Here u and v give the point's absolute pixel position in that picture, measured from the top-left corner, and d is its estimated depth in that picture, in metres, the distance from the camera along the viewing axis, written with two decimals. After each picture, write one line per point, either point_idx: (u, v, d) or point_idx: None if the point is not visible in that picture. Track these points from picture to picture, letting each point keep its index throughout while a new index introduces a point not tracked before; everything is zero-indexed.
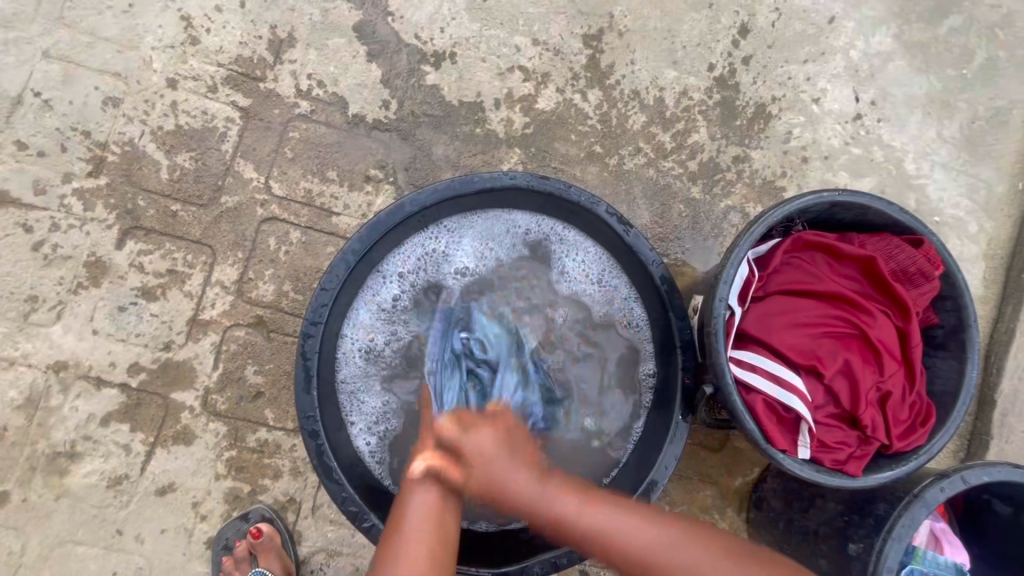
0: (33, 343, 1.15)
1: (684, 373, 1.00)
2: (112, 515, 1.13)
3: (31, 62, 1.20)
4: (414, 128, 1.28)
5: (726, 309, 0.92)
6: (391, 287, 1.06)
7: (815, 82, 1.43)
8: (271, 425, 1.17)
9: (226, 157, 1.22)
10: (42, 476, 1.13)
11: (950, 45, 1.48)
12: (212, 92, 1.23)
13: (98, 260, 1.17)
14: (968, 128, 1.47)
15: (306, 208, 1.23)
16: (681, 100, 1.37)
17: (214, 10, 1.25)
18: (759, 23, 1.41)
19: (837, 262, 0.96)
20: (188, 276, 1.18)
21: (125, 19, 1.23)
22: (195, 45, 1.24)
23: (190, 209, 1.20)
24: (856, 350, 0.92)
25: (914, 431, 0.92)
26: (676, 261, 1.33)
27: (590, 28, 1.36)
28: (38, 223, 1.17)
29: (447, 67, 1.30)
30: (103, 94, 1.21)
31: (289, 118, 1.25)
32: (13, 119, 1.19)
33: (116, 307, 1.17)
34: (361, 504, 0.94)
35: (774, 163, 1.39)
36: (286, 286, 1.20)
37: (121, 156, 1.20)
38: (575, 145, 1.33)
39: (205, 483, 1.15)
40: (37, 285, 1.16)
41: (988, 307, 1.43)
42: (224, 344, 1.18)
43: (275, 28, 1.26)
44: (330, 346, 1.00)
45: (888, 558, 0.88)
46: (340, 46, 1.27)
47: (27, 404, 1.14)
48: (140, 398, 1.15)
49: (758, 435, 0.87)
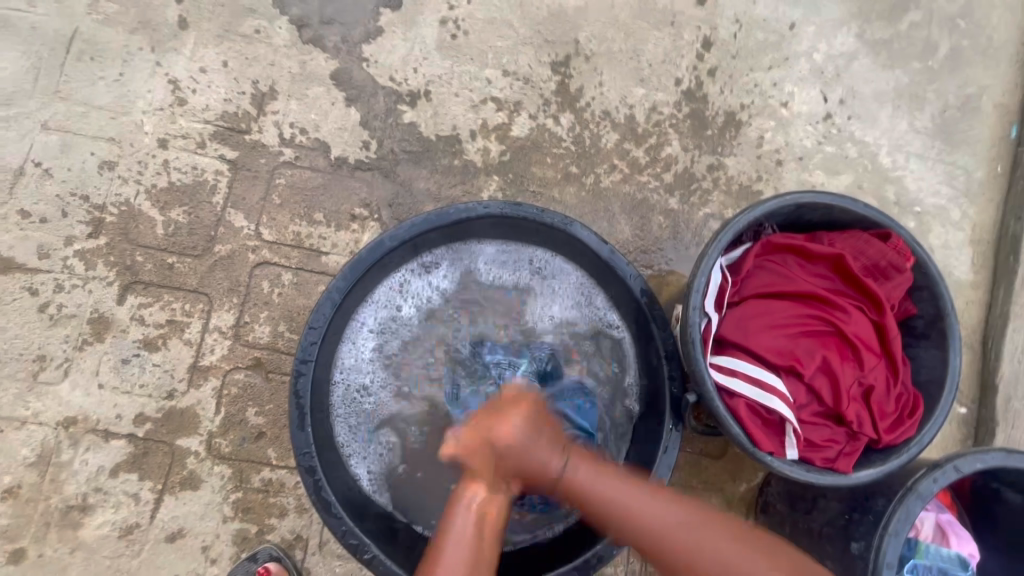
0: (43, 402, 1.19)
1: (672, 382, 1.01)
2: (125, 565, 1.15)
3: (32, 135, 1.28)
4: (394, 165, 1.33)
5: (701, 316, 0.94)
6: (379, 315, 1.11)
7: (782, 87, 1.46)
8: (274, 464, 1.19)
9: (217, 209, 1.28)
10: (56, 530, 1.16)
11: (913, 39, 1.51)
12: (201, 148, 1.29)
13: (101, 316, 1.22)
14: (940, 117, 1.50)
15: (296, 250, 1.27)
16: (652, 116, 1.41)
17: (199, 71, 1.32)
18: (721, 35, 1.46)
19: (808, 262, 0.97)
20: (187, 325, 1.23)
21: (116, 87, 1.31)
22: (182, 105, 1.31)
23: (185, 261, 1.25)
24: (833, 347, 0.92)
25: (903, 423, 0.92)
26: (661, 271, 1.35)
27: (557, 55, 1.41)
28: (44, 285, 1.22)
29: (422, 105, 1.35)
30: (98, 159, 1.27)
31: (275, 166, 1.30)
32: (16, 190, 1.25)
33: (120, 360, 1.21)
34: (361, 537, 0.95)
35: (748, 167, 1.41)
36: (281, 326, 1.24)
37: (118, 216, 1.26)
38: (551, 167, 1.37)
39: (213, 526, 1.17)
40: (44, 344, 1.21)
41: (981, 292, 1.43)
42: (225, 388, 1.21)
43: (257, 83, 1.33)
44: (323, 380, 1.03)
45: (887, 555, 0.88)
46: (319, 93, 1.34)
47: (39, 461, 1.17)
48: (147, 447, 1.19)
49: (743, 439, 0.88)
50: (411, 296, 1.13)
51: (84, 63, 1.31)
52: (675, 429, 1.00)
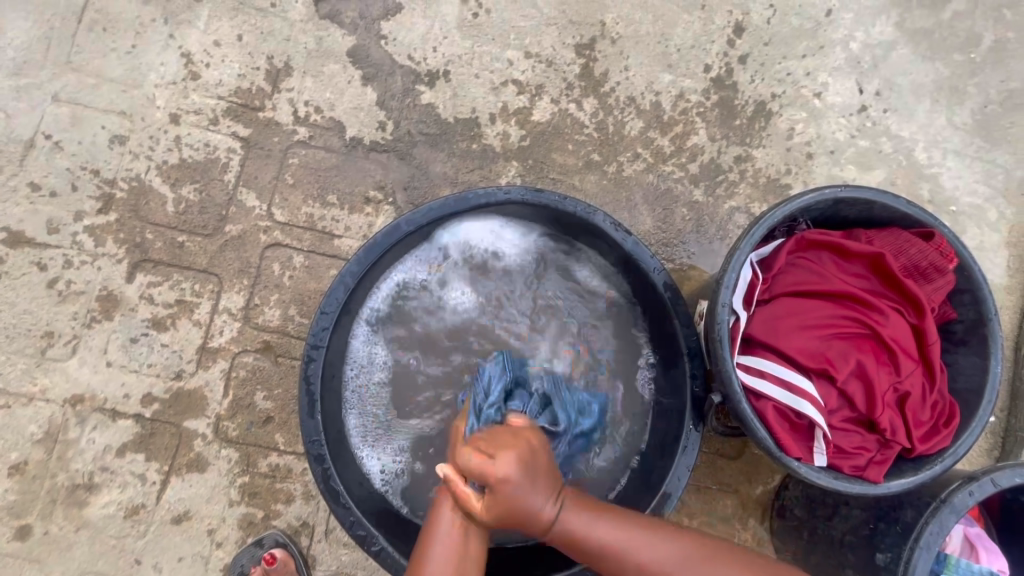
0: (51, 378, 1.17)
1: (693, 380, 0.97)
2: (130, 545, 1.14)
3: (42, 107, 1.25)
4: (411, 148, 1.29)
5: (729, 313, 0.90)
6: (396, 293, 1.10)
7: (816, 77, 1.40)
8: (281, 449, 1.18)
9: (228, 187, 1.25)
10: (62, 508, 1.14)
11: (955, 30, 1.44)
12: (213, 124, 1.26)
13: (110, 293, 1.20)
14: (980, 113, 1.43)
15: (308, 232, 1.24)
16: (678, 104, 1.35)
17: (213, 45, 1.28)
18: (754, 21, 1.40)
19: (845, 260, 0.93)
20: (196, 305, 1.21)
21: (129, 60, 1.27)
22: (196, 80, 1.27)
23: (196, 240, 1.22)
24: (868, 350, 0.88)
25: (937, 432, 0.88)
26: (682, 266, 1.31)
27: (582, 38, 1.35)
28: (53, 260, 1.20)
29: (441, 85, 1.31)
30: (110, 133, 1.25)
31: (289, 145, 1.27)
32: (26, 162, 1.23)
33: (128, 339, 1.19)
34: (370, 528, 0.93)
35: (778, 160, 1.36)
36: (291, 310, 1.21)
37: (129, 191, 1.23)
38: (572, 154, 1.32)
39: (220, 509, 1.16)
40: (52, 321, 1.18)
41: (1015, 297, 1.38)
42: (233, 370, 1.19)
43: (272, 59, 1.29)
44: (333, 366, 1.00)
45: (916, 569, 0.84)
46: (335, 71, 1.29)
47: (45, 438, 1.15)
48: (154, 428, 1.17)
49: (769, 443, 0.84)
50: (431, 273, 1.11)
51: (96, 33, 1.28)
52: (693, 428, 0.96)
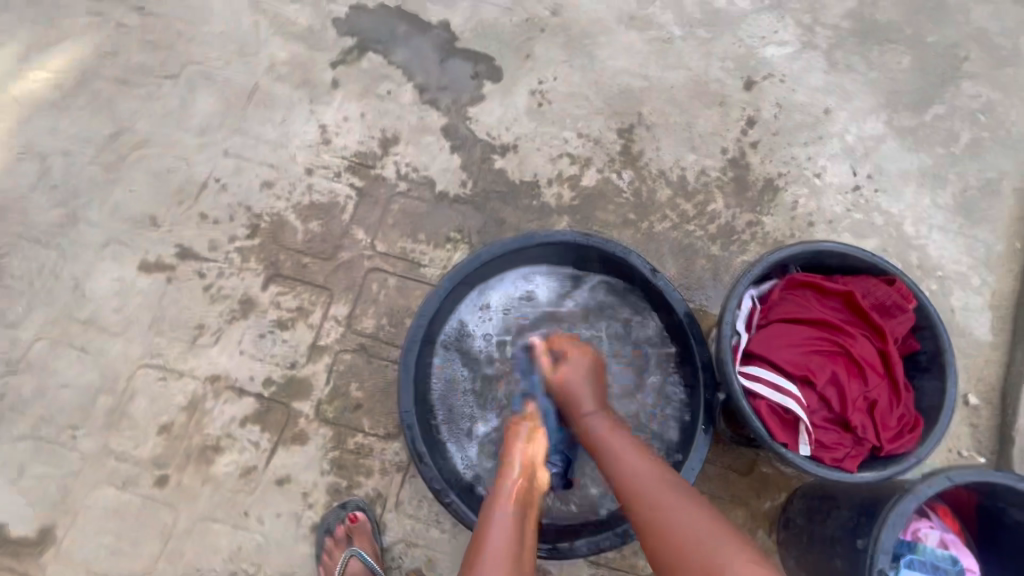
0: (197, 360, 1.50)
1: (706, 388, 1.23)
2: (242, 499, 1.41)
3: (216, 158, 1.67)
4: (485, 201, 1.64)
5: (733, 333, 1.16)
6: (471, 307, 1.41)
7: (815, 161, 1.71)
8: (366, 431, 1.45)
9: (345, 224, 1.61)
10: (193, 464, 1.43)
11: (936, 129, 1.75)
12: (337, 176, 1.65)
13: (249, 298, 1.55)
14: (961, 196, 1.70)
15: (401, 261, 1.59)
16: (700, 177, 1.68)
17: (343, 119, 1.70)
18: (764, 116, 1.74)
19: (825, 297, 1.19)
20: (311, 312, 1.54)
21: (281, 128, 1.70)
22: (328, 144, 1.68)
23: (317, 262, 1.58)
24: (842, 365, 1.12)
25: (903, 437, 1.10)
26: (700, 306, 1.58)
27: (624, 124, 1.72)
28: (210, 271, 1.57)
29: (512, 156, 1.68)
30: (262, 179, 1.65)
31: (393, 194, 1.64)
32: (200, 198, 1.63)
33: (258, 334, 1.52)
34: (444, 484, 1.19)
35: (783, 225, 1.65)
36: (384, 320, 1.53)
37: (271, 223, 1.61)
38: (612, 213, 1.65)
39: (313, 476, 1.43)
40: (204, 316, 1.53)
41: (999, 352, 1.59)
42: (335, 364, 1.50)
43: (385, 131, 1.69)
44: (423, 357, 1.31)
45: (883, 542, 1.04)
46: (431, 141, 1.69)
47: (188, 407, 1.47)
48: (269, 406, 1.47)
49: (762, 433, 1.08)
50: (500, 294, 1.43)
51: (260, 108, 1.72)
52: (705, 427, 1.21)
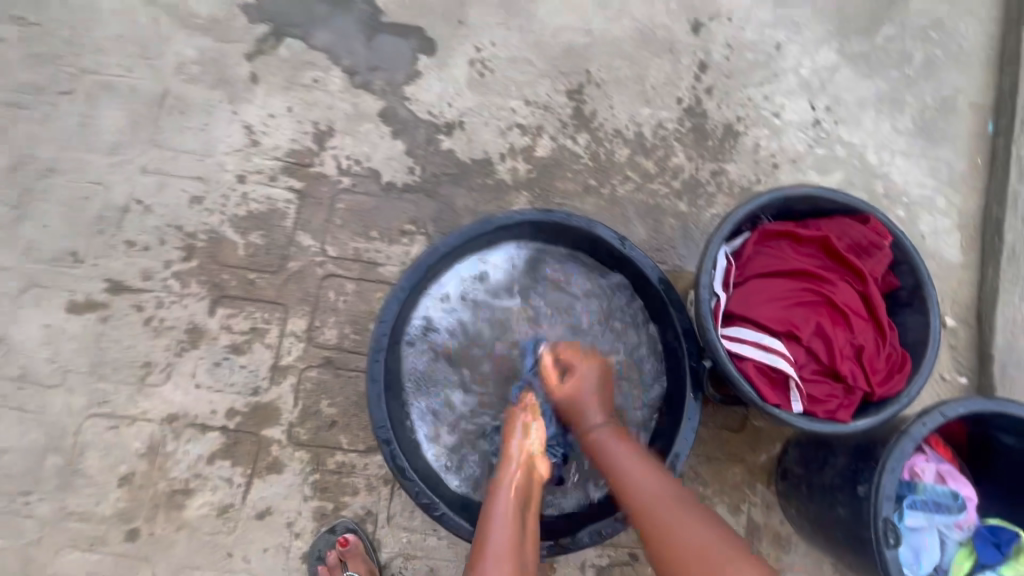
0: (150, 401, 1.39)
1: (691, 356, 1.18)
2: (223, 540, 1.33)
3: (134, 178, 1.51)
4: (437, 187, 1.53)
5: (711, 296, 1.11)
6: (436, 303, 1.32)
7: (773, 99, 1.65)
8: (346, 448, 1.37)
9: (288, 231, 1.49)
10: (164, 511, 1.33)
11: (889, 51, 1.70)
12: (272, 180, 1.52)
13: (196, 326, 1.43)
14: (920, 118, 1.67)
15: (356, 263, 1.48)
16: (658, 131, 1.60)
17: (268, 117, 1.56)
18: (715, 59, 1.66)
19: (800, 245, 1.14)
20: (267, 331, 1.43)
21: (202, 135, 1.54)
22: (256, 146, 1.54)
23: (264, 277, 1.46)
24: (825, 314, 1.08)
25: (893, 378, 1.08)
26: (674, 267, 1.52)
27: (572, 84, 1.62)
28: (148, 302, 1.43)
29: (458, 134, 1.57)
30: (189, 195, 1.50)
31: (336, 192, 1.52)
32: (123, 224, 1.48)
33: (212, 363, 1.41)
34: (432, 497, 1.13)
35: (748, 171, 1.59)
36: (347, 329, 1.44)
37: (207, 241, 1.48)
38: (572, 181, 1.56)
39: (296, 504, 1.35)
40: (150, 353, 1.41)
41: (970, 271, 1.58)
42: (301, 383, 1.40)
43: (317, 124, 1.56)
44: (392, 366, 1.22)
45: (885, 489, 1.02)
46: (369, 129, 1.56)
47: (148, 452, 1.36)
48: (237, 438, 1.37)
49: (753, 396, 1.04)
50: (465, 284, 1.33)
51: (175, 116, 1.55)
52: (694, 396, 1.17)
